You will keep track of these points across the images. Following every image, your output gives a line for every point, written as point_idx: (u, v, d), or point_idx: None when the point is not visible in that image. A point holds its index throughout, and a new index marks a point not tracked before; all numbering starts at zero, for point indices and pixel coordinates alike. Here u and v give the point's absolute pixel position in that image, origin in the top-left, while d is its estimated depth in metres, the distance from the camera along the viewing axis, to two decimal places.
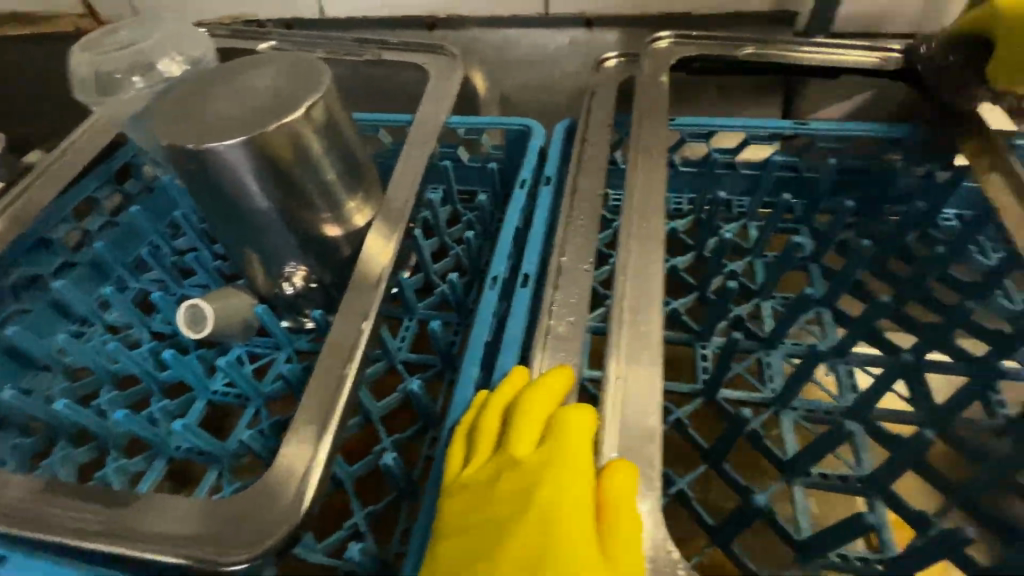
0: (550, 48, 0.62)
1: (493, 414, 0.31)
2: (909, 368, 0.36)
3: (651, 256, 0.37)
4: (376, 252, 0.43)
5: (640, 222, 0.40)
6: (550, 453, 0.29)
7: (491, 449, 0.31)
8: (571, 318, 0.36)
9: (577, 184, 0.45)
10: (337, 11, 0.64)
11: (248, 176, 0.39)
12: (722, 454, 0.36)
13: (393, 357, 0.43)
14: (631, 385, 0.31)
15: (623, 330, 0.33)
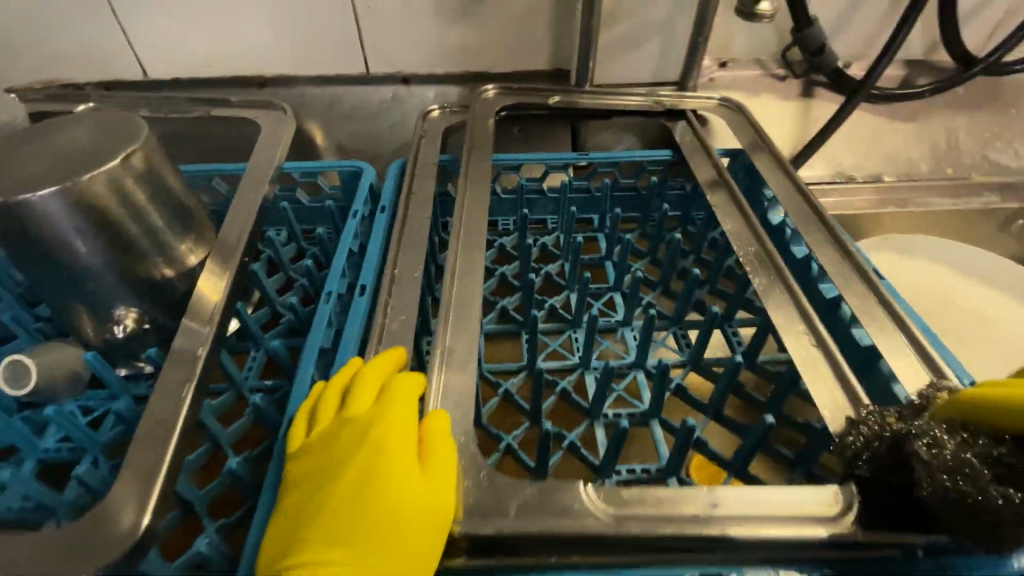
0: (376, 101, 0.70)
1: (338, 385, 0.37)
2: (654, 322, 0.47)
3: (469, 258, 0.46)
4: (212, 288, 0.46)
5: (466, 232, 0.49)
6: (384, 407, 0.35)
7: (330, 417, 0.36)
8: (401, 316, 0.42)
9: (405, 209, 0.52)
10: (163, 74, 0.67)
11: (66, 224, 0.40)
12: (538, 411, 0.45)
13: (240, 386, 0.46)
14: (456, 351, 0.39)
15: (450, 312, 0.42)
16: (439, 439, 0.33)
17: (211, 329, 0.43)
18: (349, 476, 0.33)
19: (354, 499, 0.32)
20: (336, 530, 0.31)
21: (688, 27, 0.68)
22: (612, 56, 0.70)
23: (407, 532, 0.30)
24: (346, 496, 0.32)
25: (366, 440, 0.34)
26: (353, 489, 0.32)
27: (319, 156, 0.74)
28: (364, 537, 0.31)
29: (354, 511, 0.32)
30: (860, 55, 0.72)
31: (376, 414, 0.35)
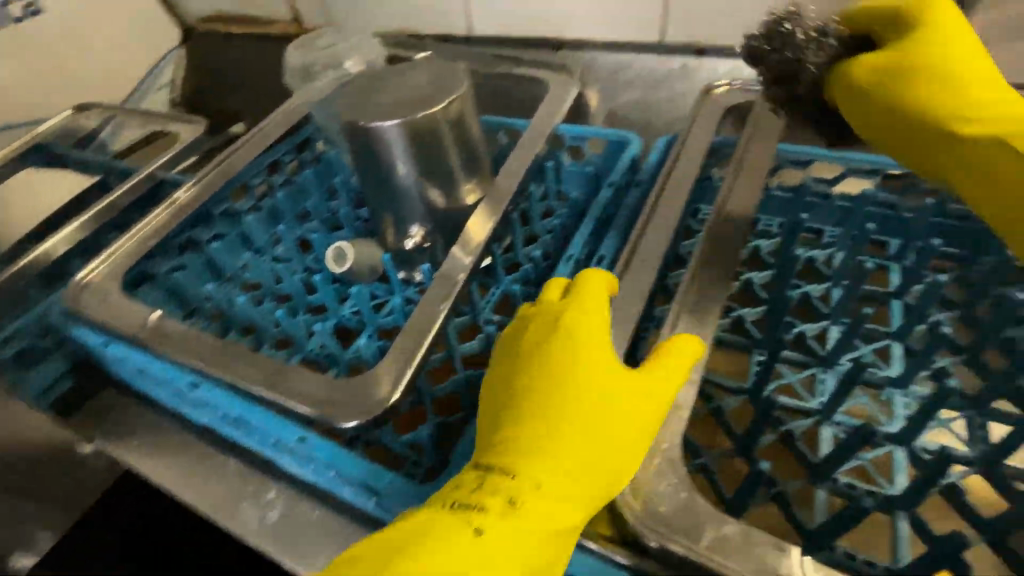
0: (659, 72, 0.68)
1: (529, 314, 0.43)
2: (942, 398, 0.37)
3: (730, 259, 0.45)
4: (478, 227, 0.52)
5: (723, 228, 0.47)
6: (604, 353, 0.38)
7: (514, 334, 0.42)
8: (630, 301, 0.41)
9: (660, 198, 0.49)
10: (482, 30, 0.77)
11: (395, 151, 0.50)
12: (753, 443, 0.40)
13: (477, 316, 0.52)
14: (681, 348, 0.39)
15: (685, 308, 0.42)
16: (682, 356, 0.38)
17: (470, 262, 0.50)
18: (562, 401, 0.36)
19: (560, 401, 0.36)
20: (545, 442, 0.35)
21: None
22: None
23: (611, 449, 0.35)
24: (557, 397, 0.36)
25: (560, 323, 0.39)
26: (555, 410, 0.36)
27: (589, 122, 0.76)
28: (576, 462, 0.34)
29: (553, 434, 0.35)
30: None
31: (589, 319, 0.39)
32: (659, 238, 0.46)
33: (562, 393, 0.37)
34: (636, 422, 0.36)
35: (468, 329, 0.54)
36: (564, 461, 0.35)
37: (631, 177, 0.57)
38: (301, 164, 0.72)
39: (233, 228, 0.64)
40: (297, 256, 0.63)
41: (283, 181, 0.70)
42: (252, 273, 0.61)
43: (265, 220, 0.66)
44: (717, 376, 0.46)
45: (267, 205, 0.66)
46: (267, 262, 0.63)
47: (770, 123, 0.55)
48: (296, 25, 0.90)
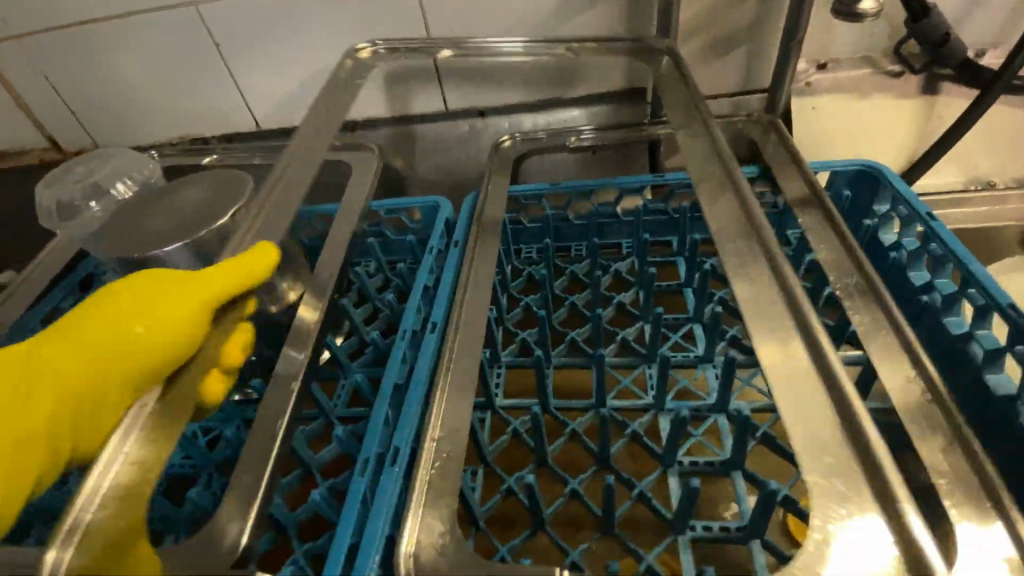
0: (454, 134, 0.73)
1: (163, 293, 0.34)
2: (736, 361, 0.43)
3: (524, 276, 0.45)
4: (304, 326, 0.49)
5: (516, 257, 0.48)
6: (182, 298, 0.32)
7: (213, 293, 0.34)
8: (465, 365, 0.42)
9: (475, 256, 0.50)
10: (272, 124, 0.76)
11: (188, 272, 0.46)
12: (607, 454, 0.43)
13: (328, 414, 0.49)
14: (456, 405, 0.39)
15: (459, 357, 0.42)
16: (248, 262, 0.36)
17: (302, 364, 0.46)
18: (95, 354, 0.30)
19: (91, 345, 0.31)
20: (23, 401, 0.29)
21: (779, 29, 0.62)
22: (694, 68, 0.66)
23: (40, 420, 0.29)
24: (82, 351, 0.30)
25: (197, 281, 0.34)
26: (68, 363, 0.30)
27: (405, 190, 0.79)
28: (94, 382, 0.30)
29: (53, 402, 0.29)
30: (1002, 37, 0.60)
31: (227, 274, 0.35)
32: (482, 291, 0.48)
33: (90, 347, 0.31)
34: (114, 402, 0.30)
35: (322, 431, 0.50)
36: (14, 433, 0.28)
37: (448, 237, 0.60)
38: None
39: None
40: None
41: (70, 328, 0.60)
42: None
43: None
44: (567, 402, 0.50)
45: None
46: None
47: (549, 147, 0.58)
48: (56, 150, 0.81)
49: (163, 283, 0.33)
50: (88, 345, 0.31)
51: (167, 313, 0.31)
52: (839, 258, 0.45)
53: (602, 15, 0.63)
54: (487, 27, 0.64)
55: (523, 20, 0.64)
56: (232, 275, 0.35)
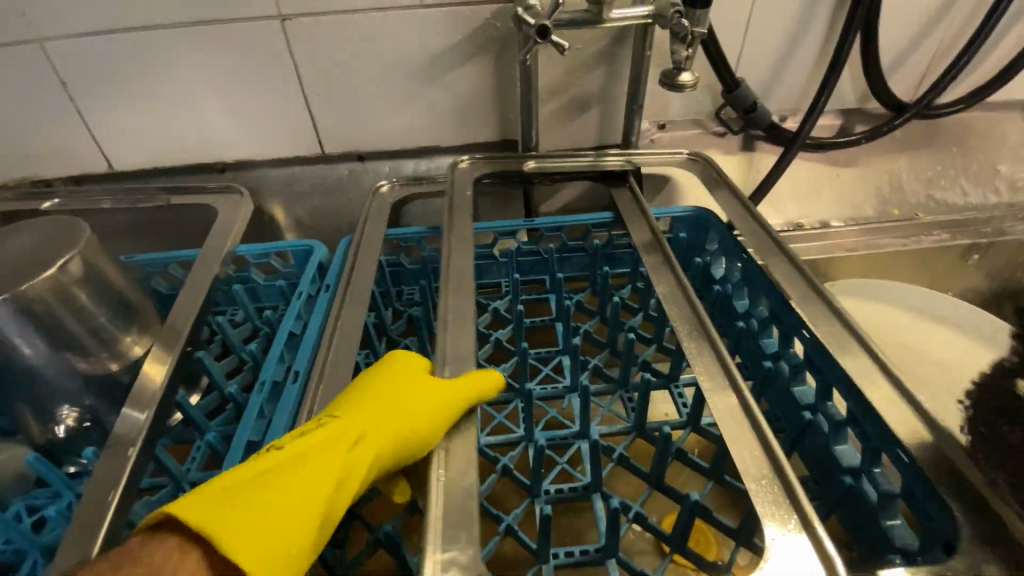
0: (331, 179, 0.74)
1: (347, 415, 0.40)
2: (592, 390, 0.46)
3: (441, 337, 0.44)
4: (152, 379, 0.46)
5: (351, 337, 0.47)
6: (433, 379, 0.41)
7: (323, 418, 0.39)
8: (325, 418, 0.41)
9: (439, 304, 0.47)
10: (129, 164, 0.71)
11: (5, 331, 0.41)
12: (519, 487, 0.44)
13: (181, 480, 0.45)
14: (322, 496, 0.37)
15: None
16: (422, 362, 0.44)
17: (144, 424, 0.42)
18: (375, 395, 0.41)
19: (377, 396, 0.41)
20: (298, 461, 0.36)
21: (623, 94, 0.71)
22: (557, 123, 0.72)
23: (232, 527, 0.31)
24: (366, 403, 0.40)
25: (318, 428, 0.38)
26: (375, 430, 0.39)
27: (282, 235, 0.77)
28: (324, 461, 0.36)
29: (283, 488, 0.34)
30: (796, 106, 0.74)
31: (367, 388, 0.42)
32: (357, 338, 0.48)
33: (316, 460, 0.36)
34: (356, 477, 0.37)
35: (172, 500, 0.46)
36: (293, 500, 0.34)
37: (321, 282, 0.59)
38: None
39: None
40: None
41: None
42: None
43: None
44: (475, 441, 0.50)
45: None
46: None
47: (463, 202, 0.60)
48: None
49: (395, 379, 0.42)
50: (385, 401, 0.40)
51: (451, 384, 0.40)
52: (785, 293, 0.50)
53: (473, 72, 0.67)
54: (362, 77, 0.66)
55: (397, 72, 0.66)
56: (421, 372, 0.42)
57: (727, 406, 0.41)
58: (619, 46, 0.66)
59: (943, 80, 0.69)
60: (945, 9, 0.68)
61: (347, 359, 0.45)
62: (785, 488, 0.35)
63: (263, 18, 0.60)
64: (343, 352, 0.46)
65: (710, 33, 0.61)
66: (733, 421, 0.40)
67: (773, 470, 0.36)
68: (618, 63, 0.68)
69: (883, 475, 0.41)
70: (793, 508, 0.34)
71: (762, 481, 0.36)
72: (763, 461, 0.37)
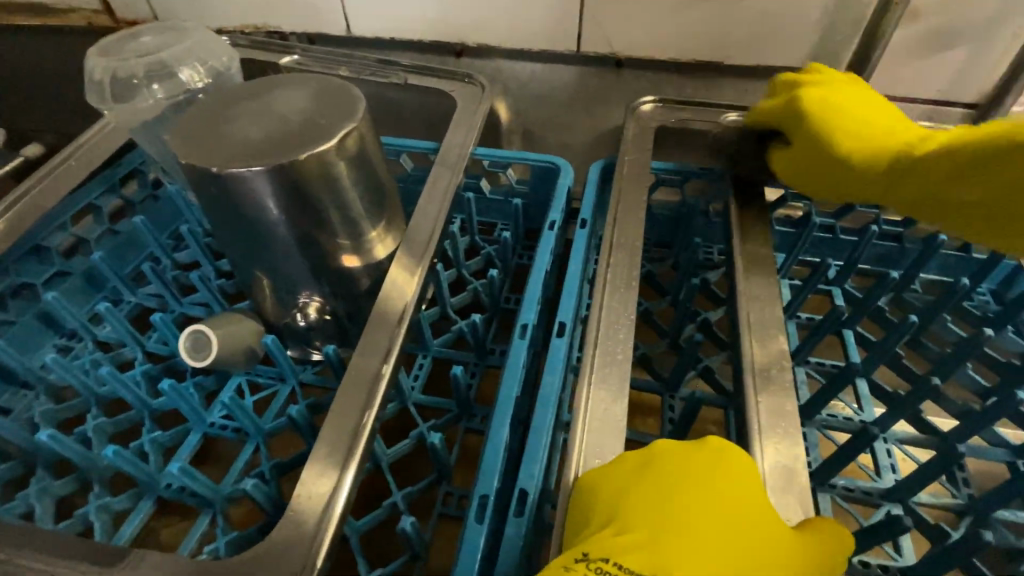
0: (576, 86, 0.61)
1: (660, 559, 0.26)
2: (959, 457, 0.33)
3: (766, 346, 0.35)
4: (401, 286, 0.39)
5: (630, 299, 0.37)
6: (765, 524, 0.27)
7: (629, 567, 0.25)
8: (609, 400, 0.32)
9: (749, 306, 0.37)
10: (365, 29, 0.63)
11: (273, 202, 0.36)
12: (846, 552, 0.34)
13: (406, 400, 0.41)
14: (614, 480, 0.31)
15: (584, 433, 0.31)
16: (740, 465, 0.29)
17: (396, 339, 0.37)
18: (666, 521, 0.27)
19: (671, 542, 0.26)
20: None
21: (1020, 31, 0.49)
22: (900, 58, 0.53)
23: None
24: (660, 541, 0.26)
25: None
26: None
27: (501, 140, 0.67)
28: None
29: None
30: None
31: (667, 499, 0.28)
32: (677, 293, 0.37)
33: None
34: None
35: (394, 418, 0.42)
36: None
37: (569, 211, 0.49)
38: (128, 204, 0.54)
39: (27, 308, 0.45)
40: (134, 338, 0.46)
41: (100, 231, 0.51)
42: (57, 377, 0.42)
43: (78, 290, 0.48)
44: None
45: (78, 270, 0.48)
46: (88, 353, 0.45)
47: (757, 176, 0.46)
48: (109, 17, 0.66)
49: (727, 496, 0.28)
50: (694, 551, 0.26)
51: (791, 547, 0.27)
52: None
53: None
54: None
55: None
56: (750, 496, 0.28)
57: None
58: None
59: None
60: None
61: (628, 327, 0.36)
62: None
63: None
64: (621, 315, 0.37)
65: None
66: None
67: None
68: None
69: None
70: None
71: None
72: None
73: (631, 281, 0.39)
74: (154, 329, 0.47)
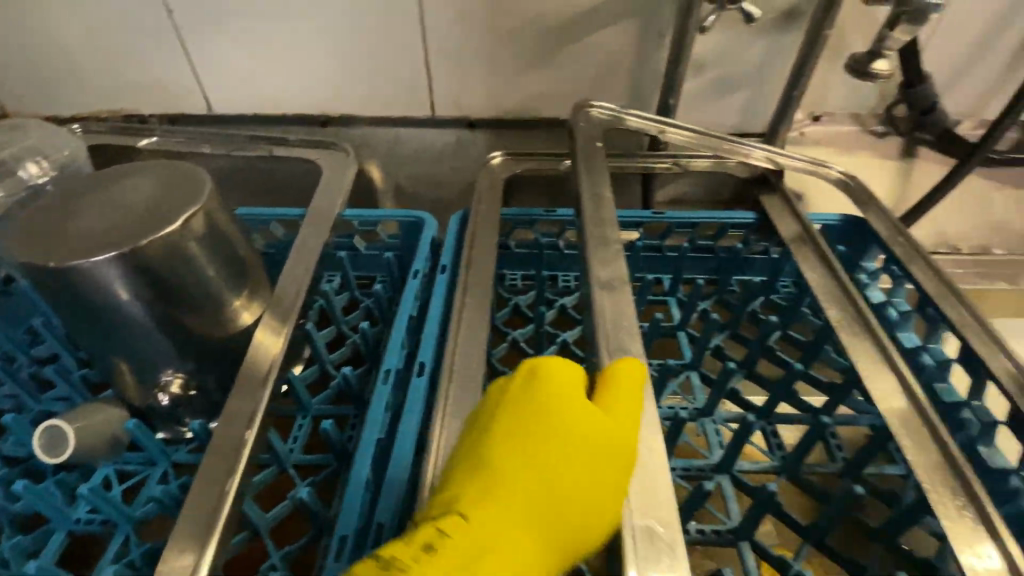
0: (437, 144, 0.67)
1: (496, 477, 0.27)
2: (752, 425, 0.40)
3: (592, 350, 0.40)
4: (266, 351, 0.41)
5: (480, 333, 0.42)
6: (585, 407, 0.28)
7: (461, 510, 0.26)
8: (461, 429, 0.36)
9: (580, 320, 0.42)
10: (229, 108, 0.66)
11: (122, 288, 0.37)
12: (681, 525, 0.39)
13: (284, 462, 0.42)
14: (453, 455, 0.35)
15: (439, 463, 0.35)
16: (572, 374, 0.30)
17: (262, 404, 0.38)
18: (508, 449, 0.28)
19: (512, 465, 0.27)
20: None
21: (779, 77, 0.61)
22: (698, 103, 0.63)
23: None
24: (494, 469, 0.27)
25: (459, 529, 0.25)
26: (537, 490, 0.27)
27: (377, 199, 0.71)
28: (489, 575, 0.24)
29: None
30: (976, 110, 0.65)
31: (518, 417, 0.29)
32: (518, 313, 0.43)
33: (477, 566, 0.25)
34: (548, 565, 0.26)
35: (274, 482, 0.43)
36: None
37: (433, 259, 0.53)
38: None
39: None
40: None
41: None
42: None
43: None
44: None
45: None
46: None
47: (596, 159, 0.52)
48: None
49: (558, 402, 0.28)
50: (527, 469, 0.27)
51: (614, 418, 0.28)
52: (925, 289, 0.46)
53: (615, 35, 0.59)
54: (490, 32, 0.58)
55: (530, 28, 0.58)
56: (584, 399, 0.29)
57: (904, 420, 0.39)
58: (791, 21, 0.57)
59: None
60: None
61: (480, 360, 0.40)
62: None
63: None
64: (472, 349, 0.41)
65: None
66: (915, 440, 0.38)
67: (965, 497, 0.35)
68: (784, 39, 0.58)
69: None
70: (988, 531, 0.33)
71: (952, 500, 0.35)
72: (940, 469, 0.36)
73: (483, 318, 0.44)
74: (8, 432, 0.45)
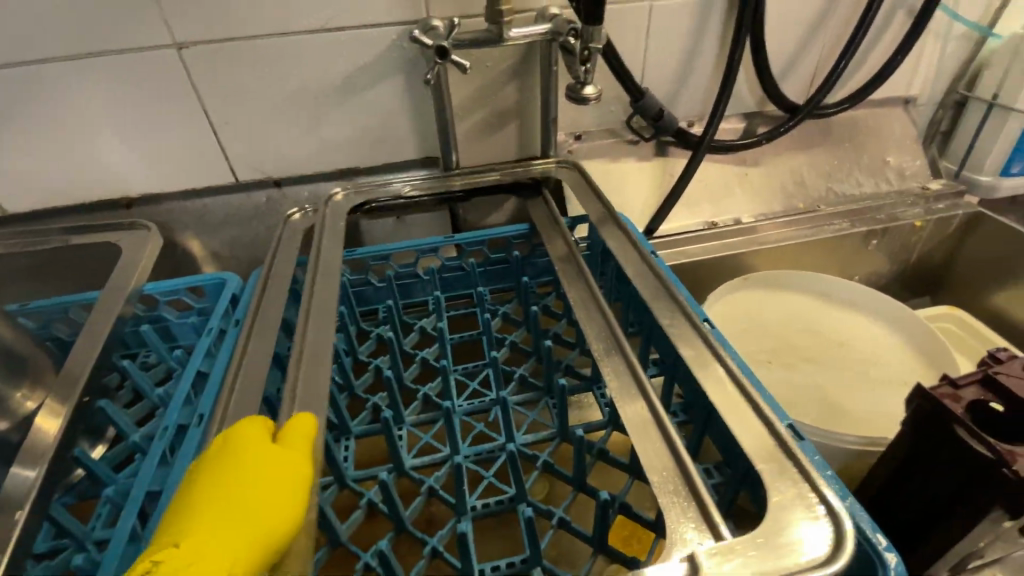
0: (247, 207, 0.72)
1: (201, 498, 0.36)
2: (509, 400, 0.47)
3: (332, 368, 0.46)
4: (44, 432, 0.43)
5: (251, 373, 0.46)
6: (263, 448, 0.37)
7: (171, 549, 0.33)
8: None
9: (315, 345, 0.47)
10: (23, 207, 0.67)
11: None
12: (463, 503, 0.44)
13: (83, 540, 0.43)
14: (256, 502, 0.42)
15: None
16: (291, 437, 0.38)
17: (35, 482, 0.40)
18: (222, 492, 0.36)
19: (217, 509, 0.35)
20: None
21: (534, 106, 0.73)
22: (476, 139, 0.73)
23: None
24: (210, 533, 0.34)
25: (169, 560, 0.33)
26: (221, 538, 0.34)
27: (199, 268, 0.74)
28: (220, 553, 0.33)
29: None
30: (701, 111, 0.78)
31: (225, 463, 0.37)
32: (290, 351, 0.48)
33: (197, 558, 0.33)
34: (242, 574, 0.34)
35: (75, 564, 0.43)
36: None
37: (231, 315, 0.57)
38: None
39: None
40: None
41: None
42: None
43: None
44: (417, 459, 0.50)
45: None
46: None
47: (333, 228, 0.62)
48: None
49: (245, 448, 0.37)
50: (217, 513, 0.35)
51: (284, 455, 0.37)
52: (644, 295, 0.50)
53: (384, 93, 0.67)
54: (267, 102, 0.65)
55: (305, 95, 0.66)
56: (283, 459, 0.37)
57: (642, 425, 0.39)
58: (527, 62, 0.68)
59: (829, 81, 0.75)
60: (824, 15, 0.74)
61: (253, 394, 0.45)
62: (789, 466, 0.35)
63: (160, 49, 0.59)
64: (245, 386, 0.45)
65: (608, 45, 0.64)
66: (647, 444, 0.37)
67: (683, 482, 0.35)
68: (527, 77, 0.70)
69: (832, 476, 0.38)
70: (693, 498, 0.34)
71: (669, 485, 0.35)
72: (669, 463, 0.36)
73: (264, 358, 0.48)
74: None
